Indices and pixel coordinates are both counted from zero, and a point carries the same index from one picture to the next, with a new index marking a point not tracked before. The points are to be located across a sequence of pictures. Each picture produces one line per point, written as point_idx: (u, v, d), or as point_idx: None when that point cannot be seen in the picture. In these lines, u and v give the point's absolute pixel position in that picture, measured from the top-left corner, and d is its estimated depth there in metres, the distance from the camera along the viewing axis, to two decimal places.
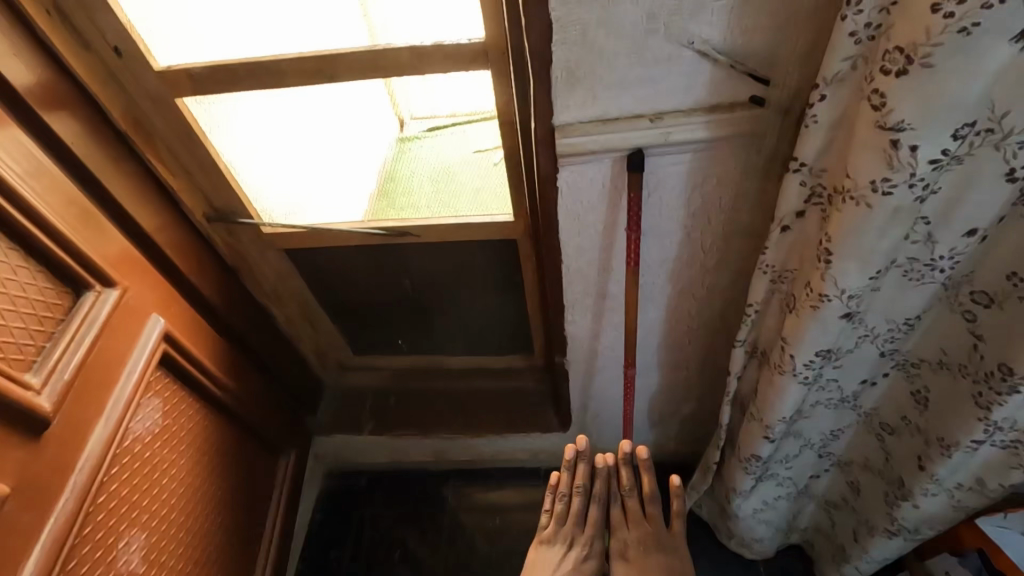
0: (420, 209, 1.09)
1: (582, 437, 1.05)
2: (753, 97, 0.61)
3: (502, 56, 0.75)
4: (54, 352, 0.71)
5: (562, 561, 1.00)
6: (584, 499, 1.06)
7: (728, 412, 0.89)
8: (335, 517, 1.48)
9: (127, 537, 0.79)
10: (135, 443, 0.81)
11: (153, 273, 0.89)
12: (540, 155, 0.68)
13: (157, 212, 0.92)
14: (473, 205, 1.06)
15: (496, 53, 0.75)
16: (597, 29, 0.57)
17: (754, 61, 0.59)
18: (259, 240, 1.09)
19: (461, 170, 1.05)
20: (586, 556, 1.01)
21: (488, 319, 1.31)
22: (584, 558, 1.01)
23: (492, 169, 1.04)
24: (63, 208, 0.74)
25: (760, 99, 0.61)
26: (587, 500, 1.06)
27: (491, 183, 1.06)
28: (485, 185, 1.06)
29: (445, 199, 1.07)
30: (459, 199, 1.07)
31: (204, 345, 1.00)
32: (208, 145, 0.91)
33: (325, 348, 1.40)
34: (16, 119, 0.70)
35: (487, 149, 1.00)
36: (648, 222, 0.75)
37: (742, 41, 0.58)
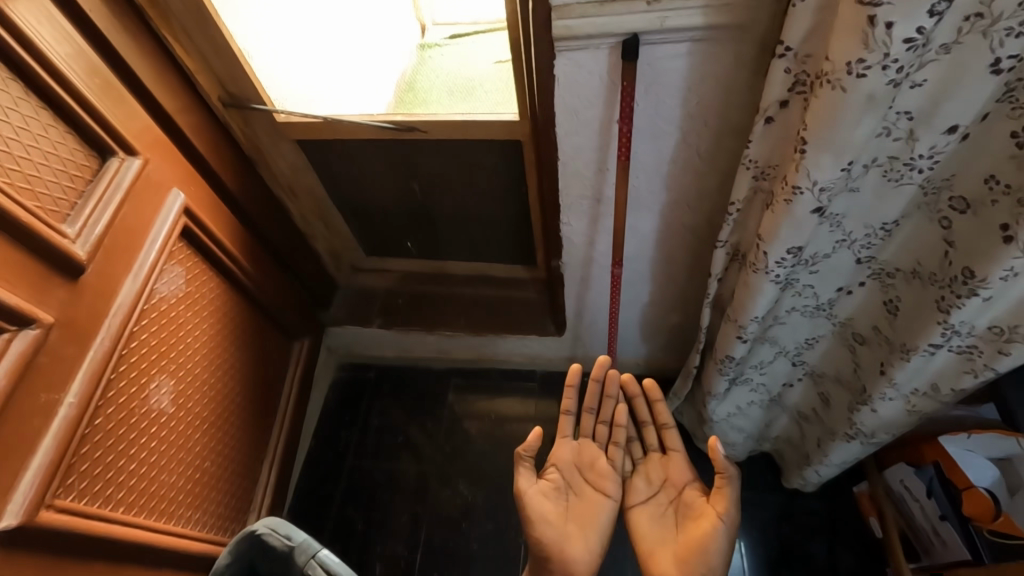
0: (430, 109, 1.11)
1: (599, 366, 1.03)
2: None
3: None
4: (85, 208, 0.78)
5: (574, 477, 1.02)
6: (593, 423, 1.05)
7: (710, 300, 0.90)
8: (347, 400, 1.62)
9: (157, 381, 0.90)
10: (161, 302, 0.90)
11: (173, 152, 0.95)
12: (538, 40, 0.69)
13: (175, 91, 0.95)
14: (482, 108, 1.08)
15: None
16: None
17: None
18: (274, 129, 1.13)
19: (472, 77, 1.16)
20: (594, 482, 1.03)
21: (493, 226, 1.36)
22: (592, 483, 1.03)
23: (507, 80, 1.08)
24: (87, 75, 0.79)
25: None
26: (598, 426, 1.04)
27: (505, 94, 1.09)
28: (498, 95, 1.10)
29: (457, 100, 1.12)
30: (468, 96, 1.12)
31: (223, 227, 1.07)
32: (221, 26, 0.93)
33: (339, 245, 1.48)
34: None
35: (494, 64, 1.15)
36: (644, 119, 0.76)
37: None
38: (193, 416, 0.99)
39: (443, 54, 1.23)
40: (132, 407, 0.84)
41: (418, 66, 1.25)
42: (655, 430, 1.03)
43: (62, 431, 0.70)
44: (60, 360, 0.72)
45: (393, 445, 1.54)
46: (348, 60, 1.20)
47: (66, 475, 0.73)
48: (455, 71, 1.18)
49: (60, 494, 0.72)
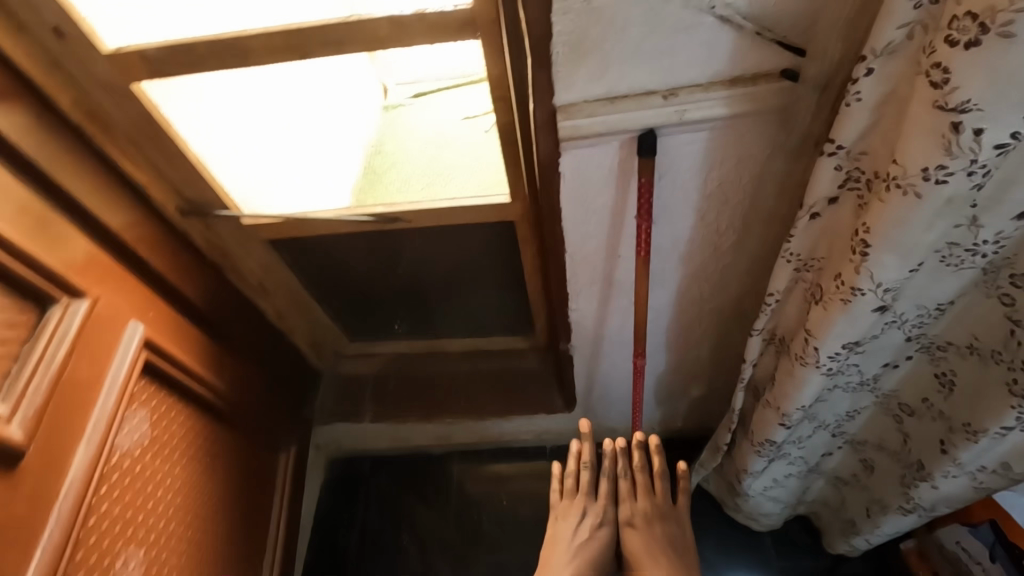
0: (406, 194, 1.02)
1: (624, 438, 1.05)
2: (785, 71, 0.53)
3: (493, 25, 0.68)
4: (22, 375, 0.65)
5: (577, 530, 0.98)
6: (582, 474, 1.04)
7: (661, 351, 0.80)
8: (341, 497, 1.47)
9: (123, 556, 0.76)
10: (124, 458, 0.78)
11: (125, 277, 0.83)
12: (541, 139, 0.61)
13: (123, 209, 0.85)
14: (466, 188, 0.99)
15: (486, 22, 0.68)
16: None
17: (784, 26, 0.51)
18: (241, 230, 1.03)
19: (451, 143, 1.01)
20: (600, 524, 0.98)
21: (487, 303, 1.26)
22: (598, 525, 0.98)
23: (482, 136, 0.98)
24: (17, 215, 0.67)
25: (793, 73, 0.53)
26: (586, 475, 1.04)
27: (484, 167, 1.00)
28: (476, 170, 1.00)
29: (433, 189, 1.01)
30: (448, 180, 1.01)
31: (189, 351, 0.94)
32: (171, 133, 0.84)
33: (320, 336, 1.35)
34: None
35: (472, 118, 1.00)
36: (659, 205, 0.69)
37: (771, 5, 0.49)
38: None
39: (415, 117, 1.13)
40: None
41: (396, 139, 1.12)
42: (641, 471, 1.03)
43: None
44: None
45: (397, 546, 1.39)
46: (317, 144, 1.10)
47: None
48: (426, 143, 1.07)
49: None
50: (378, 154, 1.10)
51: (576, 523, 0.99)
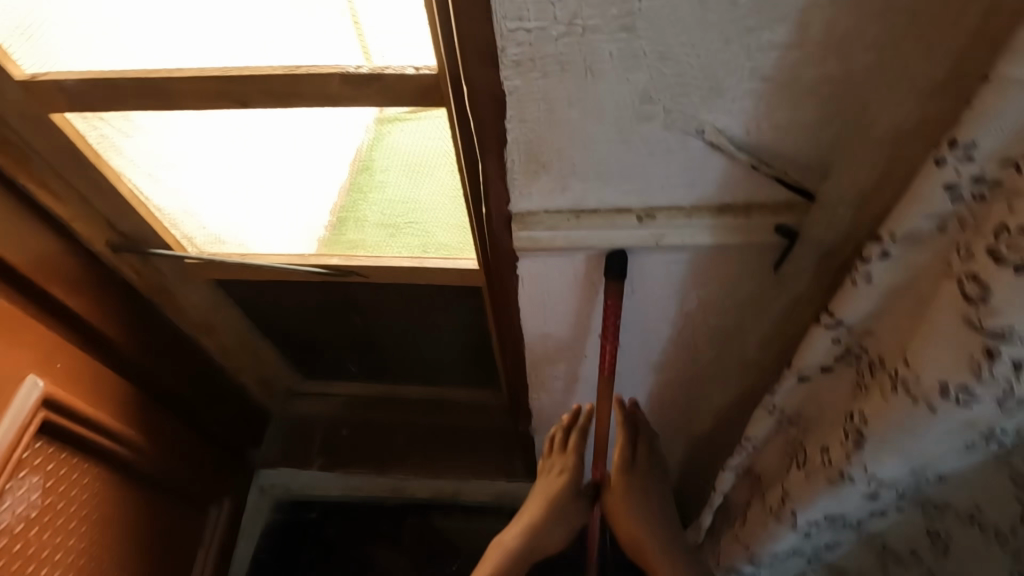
0: (390, 244, 0.89)
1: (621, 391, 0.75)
2: (780, 226, 0.48)
3: None
4: None
5: (541, 496, 0.73)
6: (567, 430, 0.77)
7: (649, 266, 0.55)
8: (279, 545, 1.33)
9: None
10: (1, 535, 0.69)
11: (29, 323, 0.74)
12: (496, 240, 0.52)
13: (37, 248, 0.76)
14: (451, 232, 0.87)
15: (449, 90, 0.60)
16: (572, 107, 0.41)
17: (780, 160, 0.45)
18: (186, 271, 0.94)
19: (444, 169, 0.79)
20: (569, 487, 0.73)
21: (451, 360, 1.17)
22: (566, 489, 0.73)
23: None
24: None
25: (790, 230, 0.48)
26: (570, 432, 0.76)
27: None
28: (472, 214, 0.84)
29: (414, 234, 0.88)
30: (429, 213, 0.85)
31: (103, 396, 0.86)
32: (102, 167, 0.75)
33: (271, 375, 1.25)
34: None
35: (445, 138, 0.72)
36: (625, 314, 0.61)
37: (770, 136, 0.43)
38: None
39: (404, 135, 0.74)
40: None
41: (377, 143, 0.77)
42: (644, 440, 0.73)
43: None
44: None
45: None
46: (281, 183, 0.86)
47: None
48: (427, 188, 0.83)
49: None
50: (361, 169, 0.84)
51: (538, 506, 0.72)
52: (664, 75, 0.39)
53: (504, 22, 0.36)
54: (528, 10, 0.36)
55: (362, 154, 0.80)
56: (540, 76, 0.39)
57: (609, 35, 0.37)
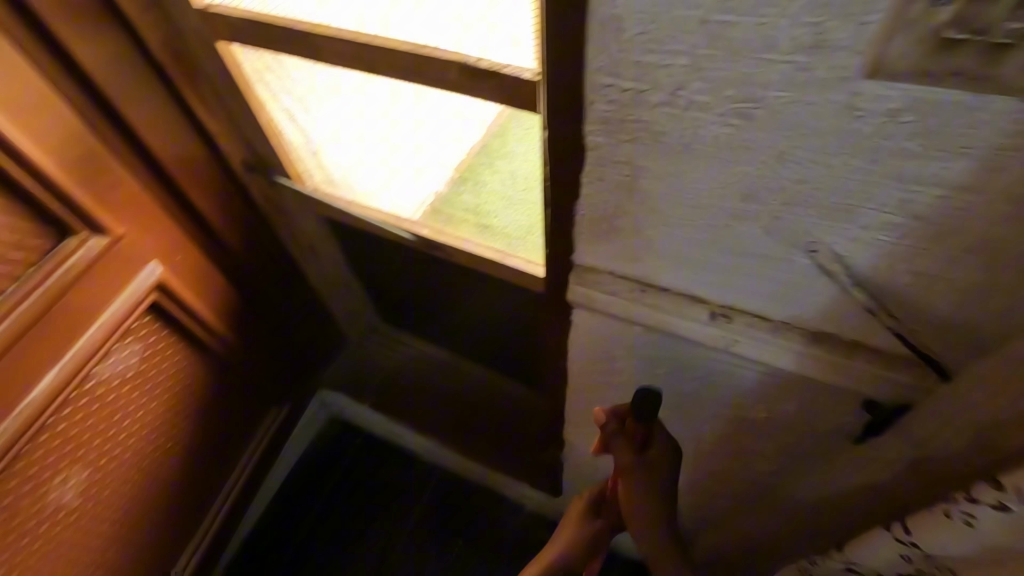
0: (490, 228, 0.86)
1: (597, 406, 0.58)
2: (867, 401, 0.51)
3: None
4: (15, 296, 0.67)
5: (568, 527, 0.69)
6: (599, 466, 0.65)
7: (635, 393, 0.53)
8: (324, 455, 1.47)
9: (63, 474, 0.80)
10: (99, 385, 0.82)
11: (161, 217, 0.85)
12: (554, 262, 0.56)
13: (186, 154, 0.86)
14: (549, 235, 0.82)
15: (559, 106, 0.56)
16: (668, 189, 0.44)
17: (892, 300, 0.43)
18: (302, 203, 1.02)
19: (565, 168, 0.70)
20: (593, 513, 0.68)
21: (512, 354, 1.16)
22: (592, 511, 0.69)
23: None
24: (64, 150, 0.69)
25: (873, 406, 0.51)
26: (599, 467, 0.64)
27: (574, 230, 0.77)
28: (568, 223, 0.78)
29: (529, 216, 0.79)
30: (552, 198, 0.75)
31: (207, 292, 0.97)
32: (248, 97, 0.82)
33: (356, 308, 1.35)
34: (41, 48, 0.64)
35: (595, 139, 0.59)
36: (680, 388, 0.63)
37: (882, 274, 0.42)
38: (108, 502, 0.89)
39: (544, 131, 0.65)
40: (21, 504, 0.75)
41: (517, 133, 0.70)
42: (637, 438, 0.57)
43: None
44: None
45: (348, 536, 1.36)
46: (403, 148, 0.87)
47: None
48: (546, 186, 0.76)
49: None
50: (483, 151, 0.78)
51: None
52: (773, 183, 0.40)
53: (597, 75, 0.39)
54: (623, 69, 0.38)
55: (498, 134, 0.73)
56: (628, 140, 0.42)
57: (712, 113, 0.38)
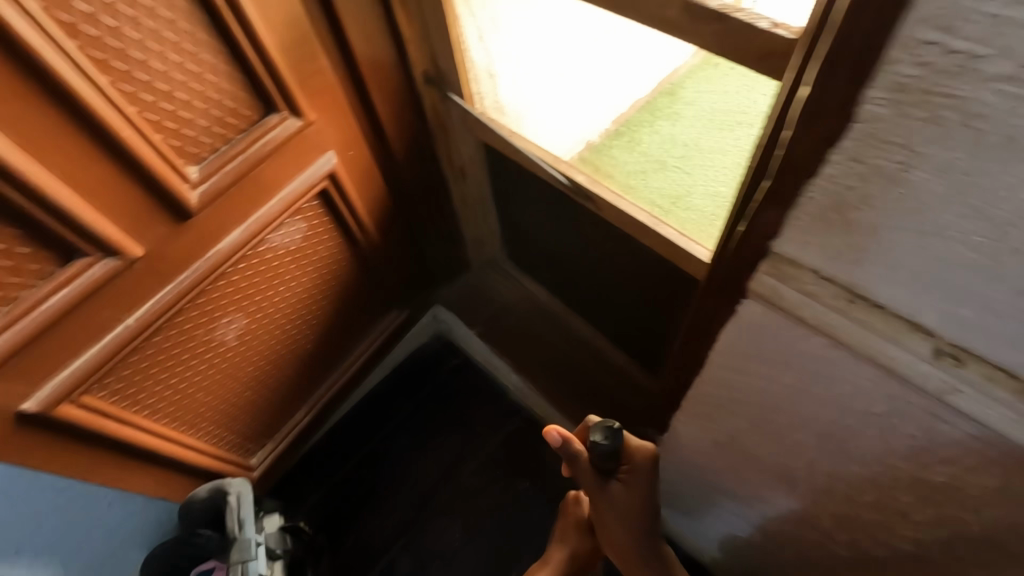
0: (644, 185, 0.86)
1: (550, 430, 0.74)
2: None
3: None
4: (225, 156, 0.75)
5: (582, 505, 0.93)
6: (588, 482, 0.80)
7: (599, 432, 0.70)
8: (422, 365, 1.56)
9: (228, 317, 0.92)
10: (269, 251, 0.92)
11: (344, 111, 0.90)
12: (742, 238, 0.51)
13: (378, 56, 0.90)
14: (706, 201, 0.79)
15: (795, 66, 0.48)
16: (947, 193, 0.36)
17: None
18: (466, 125, 1.02)
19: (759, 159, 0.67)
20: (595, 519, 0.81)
21: (629, 324, 1.12)
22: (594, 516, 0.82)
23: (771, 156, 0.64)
24: (284, 32, 0.74)
25: None
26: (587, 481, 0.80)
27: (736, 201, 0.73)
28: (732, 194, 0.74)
29: (680, 182, 0.81)
30: (710, 169, 0.76)
31: (365, 191, 1.04)
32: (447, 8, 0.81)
33: (485, 239, 1.38)
34: None
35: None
36: (831, 414, 0.56)
37: None
38: (255, 352, 1.02)
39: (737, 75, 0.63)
40: (196, 333, 0.88)
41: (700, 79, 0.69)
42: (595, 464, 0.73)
43: (110, 346, 0.74)
44: (132, 289, 0.74)
45: (430, 442, 1.48)
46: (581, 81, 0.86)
47: (102, 379, 0.77)
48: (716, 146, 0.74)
49: (92, 391, 0.77)
50: (645, 108, 0.81)
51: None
52: None
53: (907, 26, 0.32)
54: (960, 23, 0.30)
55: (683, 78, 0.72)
56: (922, 119, 0.35)
57: None
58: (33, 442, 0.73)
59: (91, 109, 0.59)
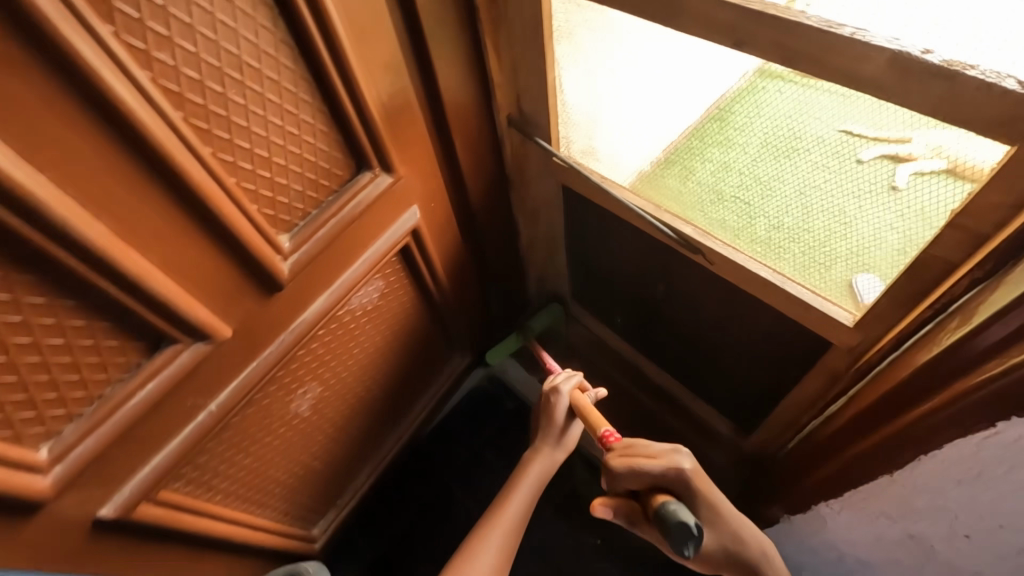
0: (718, 223, 0.81)
1: (596, 508, 0.73)
2: None
3: None
4: (316, 221, 0.69)
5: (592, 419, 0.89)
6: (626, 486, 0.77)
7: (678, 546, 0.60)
8: (475, 409, 1.43)
9: (305, 387, 0.84)
10: (348, 314, 0.84)
11: (430, 162, 0.83)
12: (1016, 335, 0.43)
13: (466, 103, 0.83)
14: (772, 231, 0.77)
15: None
16: None
17: None
18: (546, 168, 0.94)
19: (819, 183, 0.68)
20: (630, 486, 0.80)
21: (722, 378, 1.03)
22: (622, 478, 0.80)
23: (849, 169, 0.63)
24: (382, 87, 0.68)
25: None
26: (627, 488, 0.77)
27: (815, 228, 0.71)
28: (806, 219, 0.72)
29: (737, 215, 0.79)
30: (767, 199, 0.76)
31: (442, 242, 0.97)
32: (549, 52, 0.74)
33: (547, 281, 1.30)
34: None
35: (878, 157, 0.59)
36: None
37: None
38: (325, 419, 0.94)
39: (788, 94, 0.63)
40: (273, 407, 0.80)
41: (744, 99, 0.70)
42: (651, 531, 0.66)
43: (190, 436, 0.66)
44: (216, 372, 0.66)
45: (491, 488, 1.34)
46: (642, 107, 0.83)
47: (179, 470, 0.69)
48: (774, 169, 0.74)
49: (167, 485, 0.69)
50: (693, 134, 0.83)
51: (504, 502, 0.85)
52: None
53: None
54: None
55: (727, 99, 0.72)
56: None
57: None
58: (106, 545, 0.65)
59: (195, 186, 0.52)
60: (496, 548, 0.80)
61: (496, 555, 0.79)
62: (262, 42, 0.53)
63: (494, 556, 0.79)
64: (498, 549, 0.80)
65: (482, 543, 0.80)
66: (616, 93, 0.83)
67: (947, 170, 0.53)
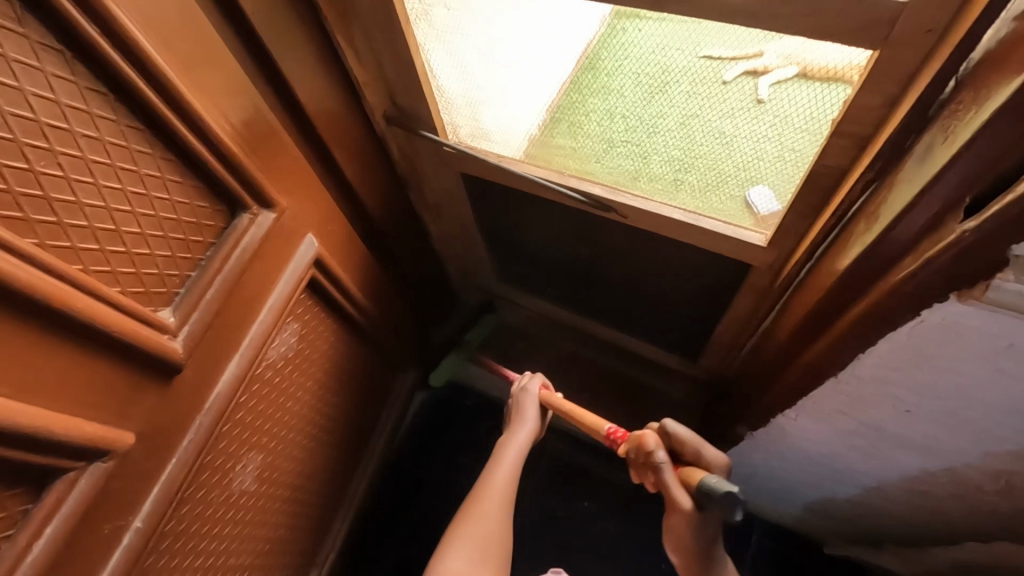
0: (613, 168, 0.79)
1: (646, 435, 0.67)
2: None
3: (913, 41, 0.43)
4: (200, 284, 0.60)
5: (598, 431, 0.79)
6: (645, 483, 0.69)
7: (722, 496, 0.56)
8: (432, 420, 1.33)
9: (244, 461, 0.76)
10: (268, 369, 0.75)
11: (315, 184, 0.76)
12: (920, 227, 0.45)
13: (335, 109, 0.75)
14: (666, 165, 0.76)
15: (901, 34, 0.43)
16: None
17: None
18: (439, 159, 0.89)
19: (696, 110, 0.72)
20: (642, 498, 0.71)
21: (662, 319, 1.06)
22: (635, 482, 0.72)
23: (718, 92, 0.68)
24: (234, 115, 0.59)
25: None
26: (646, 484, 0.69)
27: (706, 157, 0.74)
28: (693, 150, 0.75)
29: (632, 158, 0.78)
30: (652, 136, 0.78)
31: (351, 262, 0.89)
32: (411, 39, 0.68)
33: (470, 269, 1.26)
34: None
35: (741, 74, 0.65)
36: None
37: None
38: (276, 485, 0.86)
39: (647, 30, 0.65)
40: (212, 495, 0.71)
41: (609, 42, 0.72)
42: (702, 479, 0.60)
43: (121, 566, 0.56)
44: (130, 485, 0.57)
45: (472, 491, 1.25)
46: (512, 71, 0.81)
47: None
48: (654, 108, 0.77)
49: None
50: (570, 89, 0.83)
51: (492, 472, 0.79)
52: None
53: None
54: None
55: (595, 46, 0.74)
56: None
57: None
58: None
59: (29, 289, 0.42)
60: (494, 522, 0.73)
61: (494, 529, 0.72)
62: (61, 96, 0.44)
63: (492, 531, 0.72)
64: (495, 522, 0.73)
65: (477, 520, 0.73)
66: (485, 62, 0.78)
67: (798, 74, 0.59)
